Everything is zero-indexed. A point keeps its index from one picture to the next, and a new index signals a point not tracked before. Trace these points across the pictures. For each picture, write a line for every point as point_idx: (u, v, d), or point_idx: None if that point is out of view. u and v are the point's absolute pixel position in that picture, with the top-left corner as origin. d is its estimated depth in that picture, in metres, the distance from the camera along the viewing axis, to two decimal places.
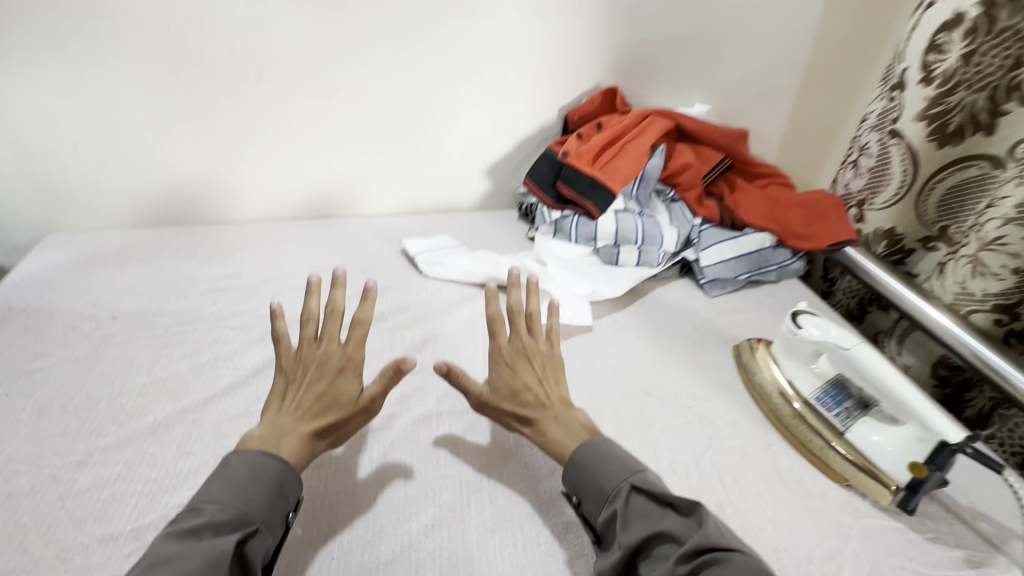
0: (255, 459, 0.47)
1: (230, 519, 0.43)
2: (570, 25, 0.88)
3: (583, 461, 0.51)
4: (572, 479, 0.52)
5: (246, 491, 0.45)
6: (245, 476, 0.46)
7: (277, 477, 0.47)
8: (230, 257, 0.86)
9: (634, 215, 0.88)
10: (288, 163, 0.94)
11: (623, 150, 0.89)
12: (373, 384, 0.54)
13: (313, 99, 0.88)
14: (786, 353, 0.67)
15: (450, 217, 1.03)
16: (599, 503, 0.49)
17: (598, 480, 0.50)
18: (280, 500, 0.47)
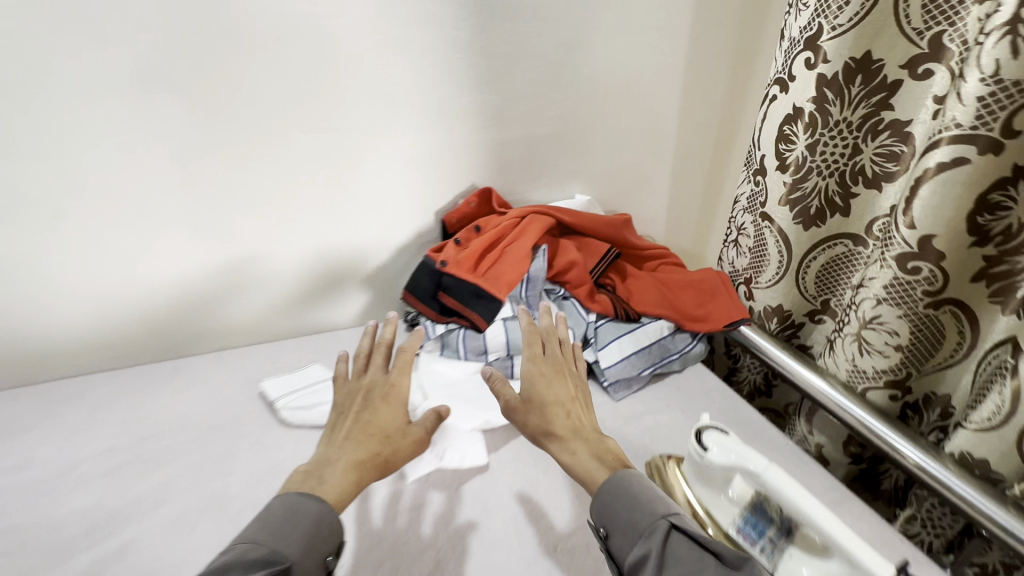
0: (293, 500, 0.47)
1: (261, 559, 0.42)
2: (433, 130, 0.84)
3: (615, 494, 0.49)
4: (600, 511, 0.49)
5: (283, 530, 0.45)
6: (283, 514, 0.46)
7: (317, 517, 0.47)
8: (19, 439, 0.67)
9: None
10: (115, 301, 0.78)
11: (505, 252, 0.84)
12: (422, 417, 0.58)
13: (136, 229, 0.74)
14: (697, 476, 0.59)
15: (325, 337, 0.91)
16: (631, 539, 0.46)
17: (630, 517, 0.47)
18: (319, 545, 0.46)
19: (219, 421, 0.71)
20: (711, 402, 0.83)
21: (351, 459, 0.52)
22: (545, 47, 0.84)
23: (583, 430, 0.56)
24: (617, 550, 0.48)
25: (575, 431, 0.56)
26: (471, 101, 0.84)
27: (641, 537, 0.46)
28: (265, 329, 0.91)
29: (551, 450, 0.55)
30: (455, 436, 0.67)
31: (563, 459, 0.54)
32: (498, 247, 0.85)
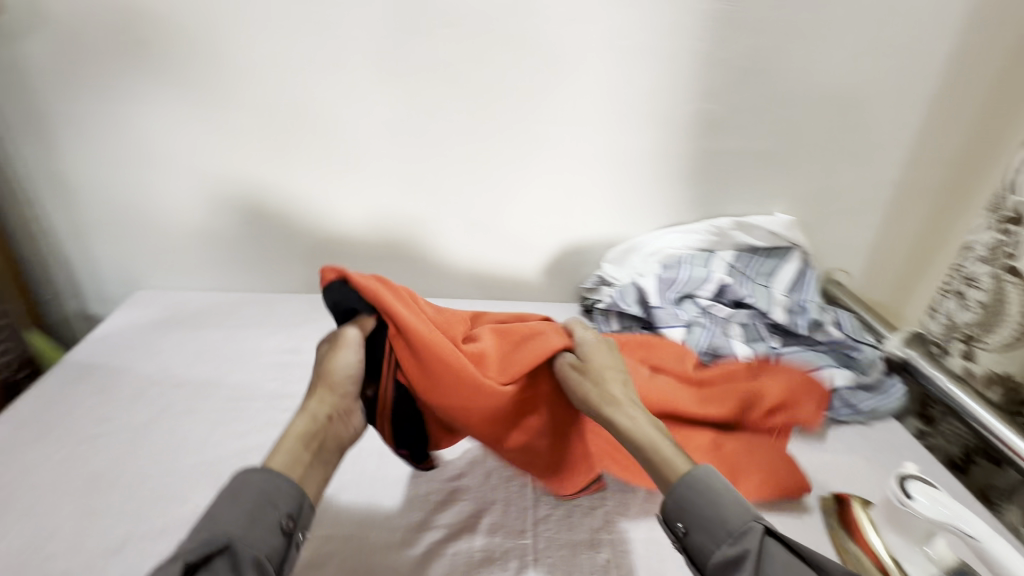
0: (241, 479, 0.47)
1: (196, 540, 0.42)
2: (649, 133, 0.89)
3: (688, 490, 0.48)
4: (677, 503, 0.48)
5: (231, 507, 0.45)
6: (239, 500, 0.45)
7: (265, 493, 0.46)
8: (294, 331, 0.87)
9: (702, 328, 0.80)
10: (360, 245, 0.95)
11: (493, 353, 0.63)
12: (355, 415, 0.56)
13: (394, 186, 0.90)
14: (892, 525, 0.57)
15: (512, 307, 1.01)
16: (714, 540, 0.46)
17: (711, 514, 0.47)
18: (262, 512, 0.45)
19: None
20: (904, 459, 0.75)
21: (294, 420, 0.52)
22: (781, 64, 0.84)
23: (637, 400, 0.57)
24: (693, 547, 0.47)
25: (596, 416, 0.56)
26: (694, 109, 0.87)
27: (731, 539, 0.45)
28: (460, 292, 1.02)
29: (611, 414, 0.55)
30: None
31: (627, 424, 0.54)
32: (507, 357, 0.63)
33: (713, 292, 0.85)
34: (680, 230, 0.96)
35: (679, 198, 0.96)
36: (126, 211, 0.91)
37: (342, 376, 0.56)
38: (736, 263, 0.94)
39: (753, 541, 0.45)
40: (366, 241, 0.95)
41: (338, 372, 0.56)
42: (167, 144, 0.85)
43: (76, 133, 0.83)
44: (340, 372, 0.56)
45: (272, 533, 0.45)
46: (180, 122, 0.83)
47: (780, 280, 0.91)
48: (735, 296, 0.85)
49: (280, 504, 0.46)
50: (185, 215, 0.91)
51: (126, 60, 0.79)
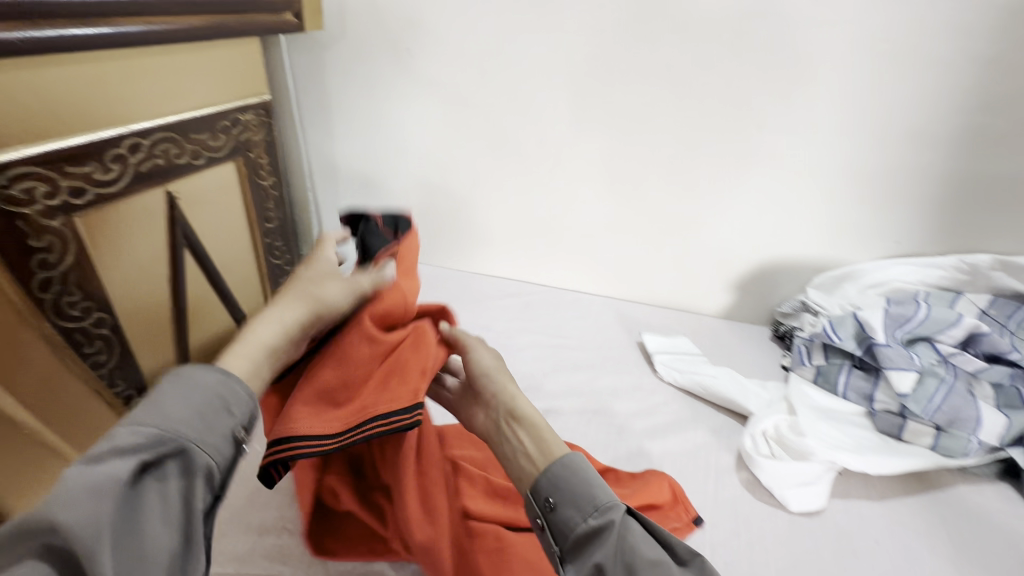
0: (186, 377, 0.41)
1: (138, 443, 0.37)
2: (895, 149, 0.78)
3: (564, 470, 0.45)
4: (551, 478, 0.45)
5: (180, 408, 0.40)
6: (187, 399, 0.41)
7: (222, 395, 0.42)
8: (486, 311, 0.97)
9: (939, 382, 0.68)
10: (551, 239, 1.01)
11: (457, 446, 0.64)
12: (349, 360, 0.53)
13: (595, 185, 0.93)
14: None
15: (692, 320, 0.98)
16: (581, 513, 0.43)
17: (580, 488, 0.44)
18: (216, 415, 0.41)
19: (606, 353, 0.87)
20: None
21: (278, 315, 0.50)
22: None
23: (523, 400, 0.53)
24: (557, 521, 0.44)
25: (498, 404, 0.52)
26: (964, 122, 0.73)
27: (595, 510, 0.43)
28: (639, 296, 1.02)
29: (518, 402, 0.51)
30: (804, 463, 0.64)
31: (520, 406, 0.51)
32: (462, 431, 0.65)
33: (959, 339, 0.72)
34: (916, 262, 0.82)
35: (921, 227, 0.82)
36: (370, 190, 1.09)
37: (326, 308, 0.51)
38: (990, 309, 0.76)
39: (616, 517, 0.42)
40: (558, 237, 1.00)
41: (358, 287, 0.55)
42: (409, 136, 1.00)
43: (346, 124, 1.03)
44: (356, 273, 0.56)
45: (228, 442, 0.41)
46: (423, 118, 0.97)
47: None
48: (991, 348, 0.71)
49: (234, 414, 0.42)
50: (411, 197, 1.07)
51: (392, 64, 0.94)
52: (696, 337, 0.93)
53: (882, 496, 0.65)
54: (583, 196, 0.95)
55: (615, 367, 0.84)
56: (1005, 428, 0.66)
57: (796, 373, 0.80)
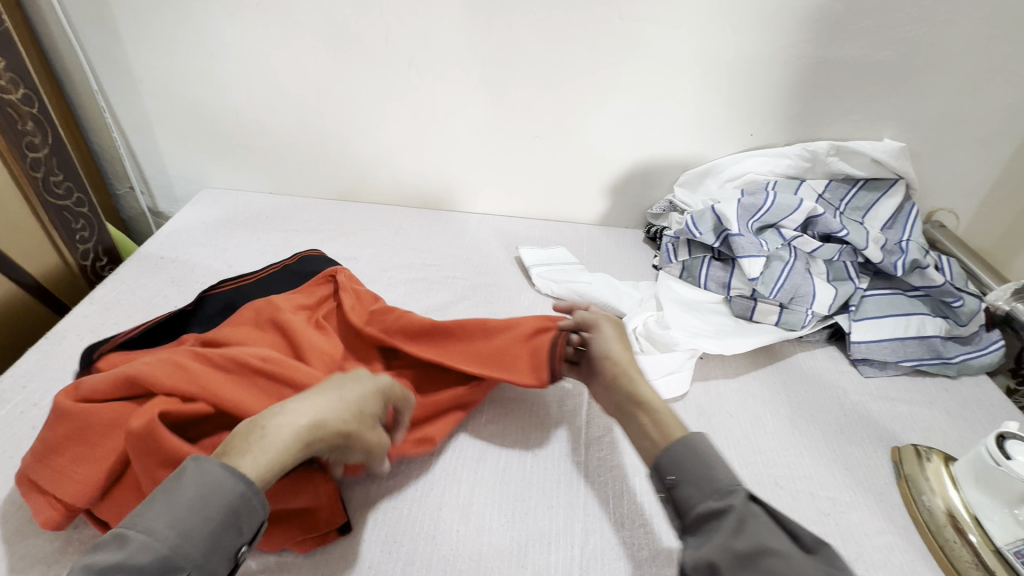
0: (213, 477, 0.39)
1: (147, 566, 0.35)
2: (747, 36, 0.77)
3: (685, 449, 0.45)
4: (671, 458, 0.46)
5: (188, 518, 0.37)
6: (191, 500, 0.38)
7: (233, 508, 0.39)
8: (353, 239, 0.88)
9: (783, 263, 0.74)
10: (417, 155, 0.92)
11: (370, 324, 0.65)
12: (291, 434, 0.43)
13: (456, 88, 0.84)
14: (978, 482, 0.52)
15: (569, 230, 0.97)
16: (700, 495, 0.43)
17: (704, 471, 0.44)
18: (227, 533, 0.38)
19: (483, 272, 0.83)
20: (992, 418, 0.69)
21: (314, 424, 0.44)
22: None
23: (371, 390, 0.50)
24: (680, 502, 0.44)
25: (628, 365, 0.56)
26: (808, 6, 0.74)
27: (716, 494, 0.42)
28: (516, 210, 0.98)
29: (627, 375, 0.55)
30: (667, 363, 0.66)
31: (639, 388, 0.53)
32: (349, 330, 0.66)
33: (799, 223, 0.77)
34: (767, 153, 0.86)
35: (770, 118, 0.85)
36: (190, 107, 0.90)
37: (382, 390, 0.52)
38: (826, 195, 0.85)
39: (738, 502, 0.41)
40: (425, 153, 0.92)
41: (366, 419, 0.48)
42: (223, 35, 0.81)
43: (134, 20, 0.81)
44: (356, 438, 0.47)
45: (226, 561, 0.38)
46: (233, 9, 0.79)
47: (876, 215, 0.83)
48: (825, 229, 0.76)
49: (241, 530, 0.39)
50: (243, 113, 0.90)
51: None
52: (573, 244, 0.92)
53: (736, 373, 0.71)
54: (442, 100, 0.85)
55: (493, 285, 0.81)
56: (834, 298, 0.74)
57: (664, 271, 0.82)
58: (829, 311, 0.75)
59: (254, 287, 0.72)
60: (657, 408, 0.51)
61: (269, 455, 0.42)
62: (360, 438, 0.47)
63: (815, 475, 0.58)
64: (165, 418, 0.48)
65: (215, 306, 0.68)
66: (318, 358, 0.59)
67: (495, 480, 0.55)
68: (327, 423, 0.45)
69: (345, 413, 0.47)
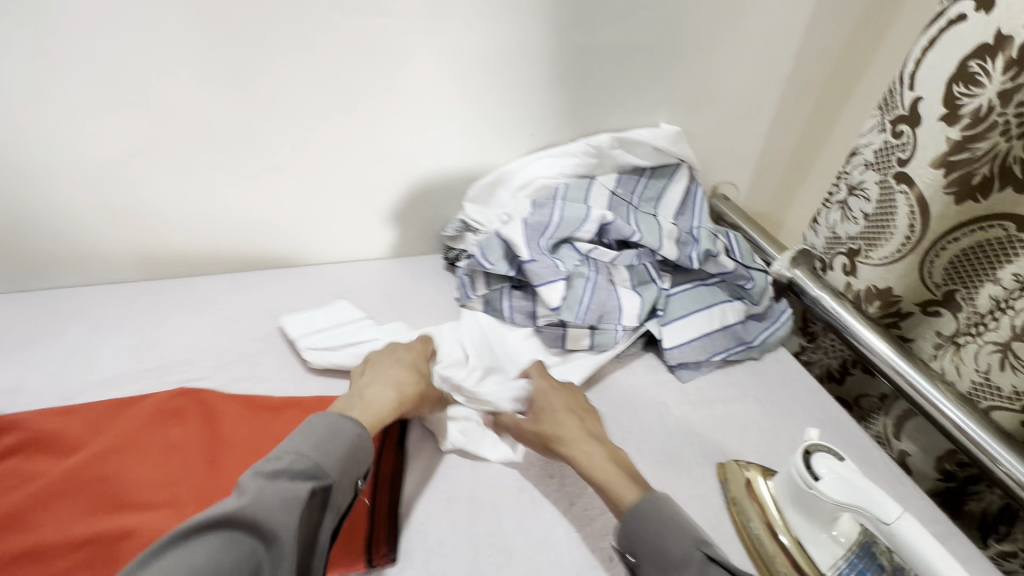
0: (334, 421, 0.49)
1: (307, 470, 0.45)
2: (499, 25, 0.66)
3: (637, 519, 0.46)
4: (628, 536, 0.46)
5: (323, 445, 0.47)
6: (324, 432, 0.48)
7: (354, 444, 0.49)
8: (15, 357, 0.60)
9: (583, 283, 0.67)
10: (110, 213, 0.66)
11: (68, 505, 0.46)
12: (387, 391, 0.55)
13: (136, 117, 0.60)
14: (794, 502, 0.49)
15: (354, 270, 0.79)
16: (660, 568, 0.44)
17: (658, 542, 0.45)
18: (354, 462, 0.48)
19: (232, 359, 0.62)
20: (794, 394, 0.70)
21: (391, 383, 0.56)
22: None
23: (417, 364, 0.59)
24: None
25: (590, 433, 0.55)
26: None
27: (674, 568, 0.43)
28: (281, 259, 0.78)
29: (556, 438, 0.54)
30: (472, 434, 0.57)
31: (582, 455, 0.52)
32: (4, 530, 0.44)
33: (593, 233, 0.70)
34: (554, 152, 0.78)
35: (548, 114, 0.76)
36: None
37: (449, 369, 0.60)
38: (619, 190, 0.80)
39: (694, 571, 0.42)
40: (123, 209, 0.66)
41: (427, 388, 0.57)
42: None
43: None
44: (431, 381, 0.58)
45: (350, 489, 0.48)
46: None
47: (667, 204, 0.80)
48: (619, 235, 0.70)
49: (360, 461, 0.49)
50: None
51: None
52: (360, 290, 0.76)
53: None
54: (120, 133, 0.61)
55: (246, 375, 0.61)
56: (641, 305, 0.69)
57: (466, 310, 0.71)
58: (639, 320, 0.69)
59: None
60: (605, 482, 0.50)
61: (369, 409, 0.53)
62: (427, 393, 0.57)
63: None
64: None
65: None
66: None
67: None
68: (401, 382, 0.56)
69: (410, 374, 0.57)
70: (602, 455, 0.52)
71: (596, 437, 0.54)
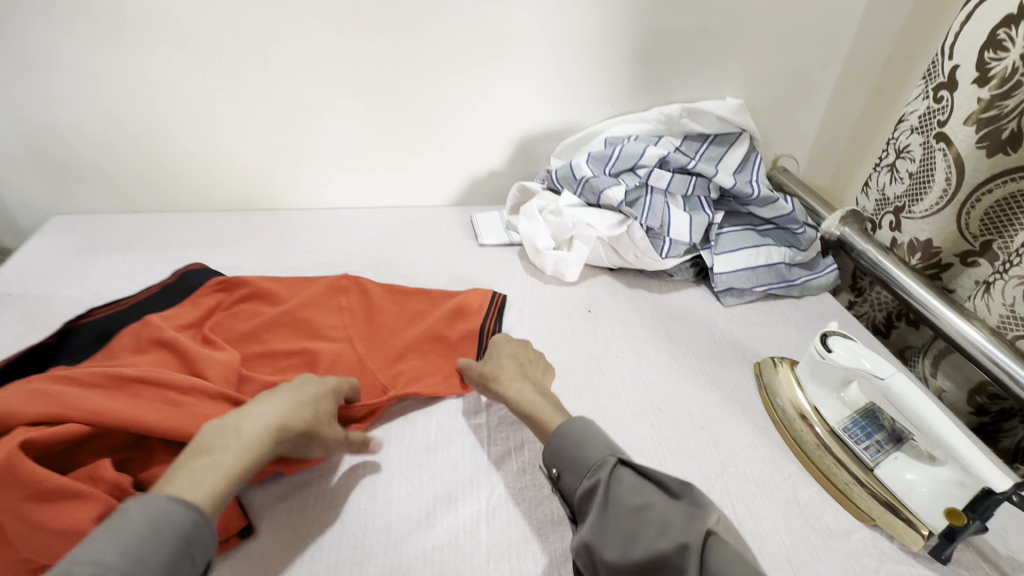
0: (162, 507, 0.41)
1: None
2: (589, 12, 0.83)
3: (565, 434, 0.52)
4: (553, 451, 0.51)
5: (144, 543, 0.39)
6: (143, 524, 0.40)
7: (184, 534, 0.41)
8: (233, 247, 0.85)
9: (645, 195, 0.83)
10: (294, 156, 0.91)
11: (279, 335, 0.66)
12: (275, 420, 0.50)
13: (321, 81, 0.84)
14: (813, 377, 0.62)
15: (462, 212, 0.99)
16: (579, 475, 0.48)
17: (577, 453, 0.50)
18: (184, 555, 0.40)
19: (380, 263, 0.85)
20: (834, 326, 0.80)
21: (274, 416, 0.50)
22: None
23: (318, 399, 0.54)
24: (565, 488, 0.50)
25: (525, 375, 0.61)
26: None
27: (588, 472, 0.48)
28: (406, 201, 1.00)
29: (507, 388, 0.59)
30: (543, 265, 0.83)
31: (519, 395, 0.58)
32: (245, 342, 0.65)
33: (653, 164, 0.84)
34: (629, 119, 0.93)
35: (625, 88, 0.92)
36: (22, 129, 0.82)
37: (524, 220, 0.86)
38: (683, 147, 0.93)
39: (604, 472, 0.46)
40: (301, 156, 0.91)
41: (329, 428, 0.53)
42: (50, 47, 0.76)
43: None
44: (322, 423, 0.53)
45: None
46: (69, 18, 0.74)
47: (727, 163, 0.91)
48: (678, 166, 0.84)
49: (196, 555, 0.41)
50: (91, 128, 0.84)
51: None
52: (466, 225, 0.95)
53: (619, 318, 0.78)
54: None
55: (388, 274, 0.82)
56: (688, 227, 0.82)
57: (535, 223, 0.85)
58: (687, 241, 0.82)
59: (127, 311, 0.66)
60: (535, 410, 0.56)
61: (212, 474, 0.45)
62: (319, 428, 0.52)
63: (691, 395, 0.66)
64: (28, 448, 0.44)
65: (82, 334, 0.63)
66: (216, 367, 0.57)
67: (423, 452, 0.58)
68: (288, 418, 0.50)
69: (303, 412, 0.52)
70: (533, 392, 0.58)
71: (530, 381, 0.60)
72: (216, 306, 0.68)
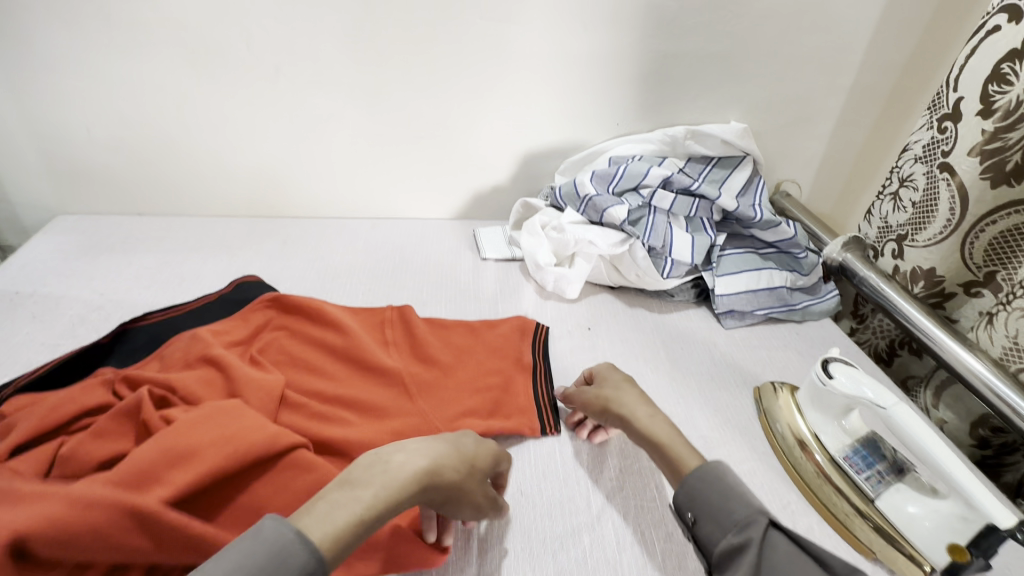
0: (295, 538, 0.37)
1: None
2: (598, 35, 0.84)
3: (702, 477, 0.49)
4: (689, 493, 0.49)
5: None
6: (265, 562, 0.36)
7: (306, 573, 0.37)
8: (236, 253, 0.85)
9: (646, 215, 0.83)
10: (301, 165, 0.91)
11: (331, 362, 0.66)
12: (420, 458, 0.47)
13: (331, 93, 0.85)
14: (813, 404, 0.61)
15: (465, 226, 0.99)
16: (720, 529, 0.45)
17: (720, 502, 0.47)
18: None
19: (381, 274, 0.85)
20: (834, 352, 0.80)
21: (430, 457, 0.47)
22: None
23: (465, 443, 0.51)
24: (702, 538, 0.47)
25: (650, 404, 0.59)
26: (647, 6, 0.83)
27: (734, 528, 0.45)
28: (409, 213, 1.00)
29: (630, 411, 0.57)
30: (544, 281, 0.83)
31: (644, 420, 0.56)
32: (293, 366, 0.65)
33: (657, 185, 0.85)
34: (634, 139, 0.94)
35: (631, 109, 0.93)
36: (33, 129, 0.83)
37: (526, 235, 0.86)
38: (686, 169, 0.93)
39: (756, 533, 0.43)
40: (308, 165, 0.92)
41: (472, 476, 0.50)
42: (67, 50, 0.77)
43: None
44: (473, 480, 0.49)
45: None
46: (87, 23, 0.75)
47: (731, 186, 0.91)
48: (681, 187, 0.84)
49: None
50: (101, 131, 0.84)
51: None
52: (469, 239, 0.95)
53: (619, 337, 0.78)
54: None
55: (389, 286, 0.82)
56: (690, 249, 0.82)
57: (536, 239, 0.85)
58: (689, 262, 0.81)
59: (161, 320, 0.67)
60: (665, 441, 0.54)
61: (362, 506, 0.42)
62: (469, 488, 0.49)
63: (689, 418, 0.65)
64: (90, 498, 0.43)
65: (137, 337, 0.64)
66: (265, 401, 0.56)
67: None
68: (440, 459, 0.48)
69: (450, 454, 0.49)
70: (664, 421, 0.56)
71: (656, 408, 0.58)
72: (266, 324, 0.69)
